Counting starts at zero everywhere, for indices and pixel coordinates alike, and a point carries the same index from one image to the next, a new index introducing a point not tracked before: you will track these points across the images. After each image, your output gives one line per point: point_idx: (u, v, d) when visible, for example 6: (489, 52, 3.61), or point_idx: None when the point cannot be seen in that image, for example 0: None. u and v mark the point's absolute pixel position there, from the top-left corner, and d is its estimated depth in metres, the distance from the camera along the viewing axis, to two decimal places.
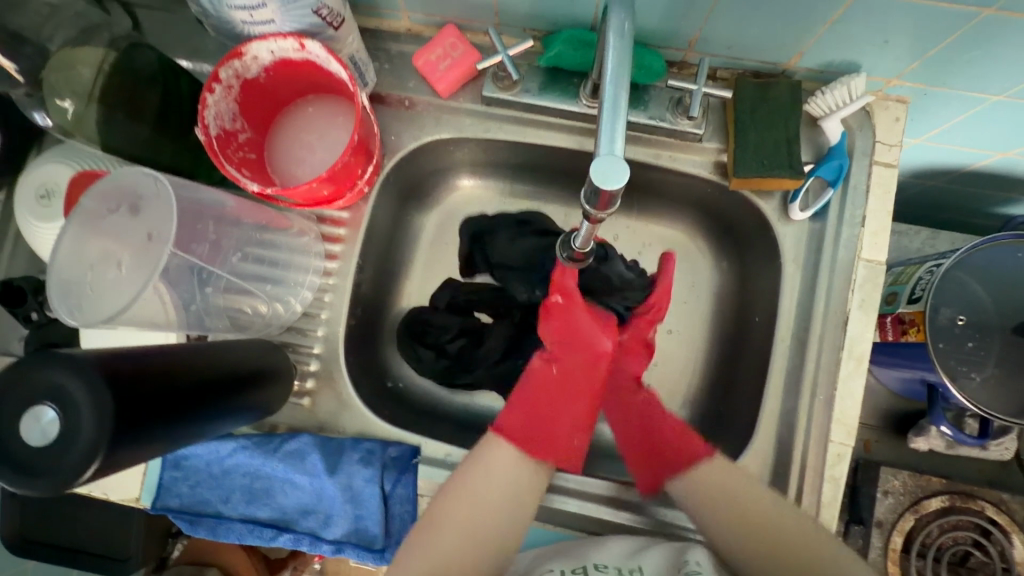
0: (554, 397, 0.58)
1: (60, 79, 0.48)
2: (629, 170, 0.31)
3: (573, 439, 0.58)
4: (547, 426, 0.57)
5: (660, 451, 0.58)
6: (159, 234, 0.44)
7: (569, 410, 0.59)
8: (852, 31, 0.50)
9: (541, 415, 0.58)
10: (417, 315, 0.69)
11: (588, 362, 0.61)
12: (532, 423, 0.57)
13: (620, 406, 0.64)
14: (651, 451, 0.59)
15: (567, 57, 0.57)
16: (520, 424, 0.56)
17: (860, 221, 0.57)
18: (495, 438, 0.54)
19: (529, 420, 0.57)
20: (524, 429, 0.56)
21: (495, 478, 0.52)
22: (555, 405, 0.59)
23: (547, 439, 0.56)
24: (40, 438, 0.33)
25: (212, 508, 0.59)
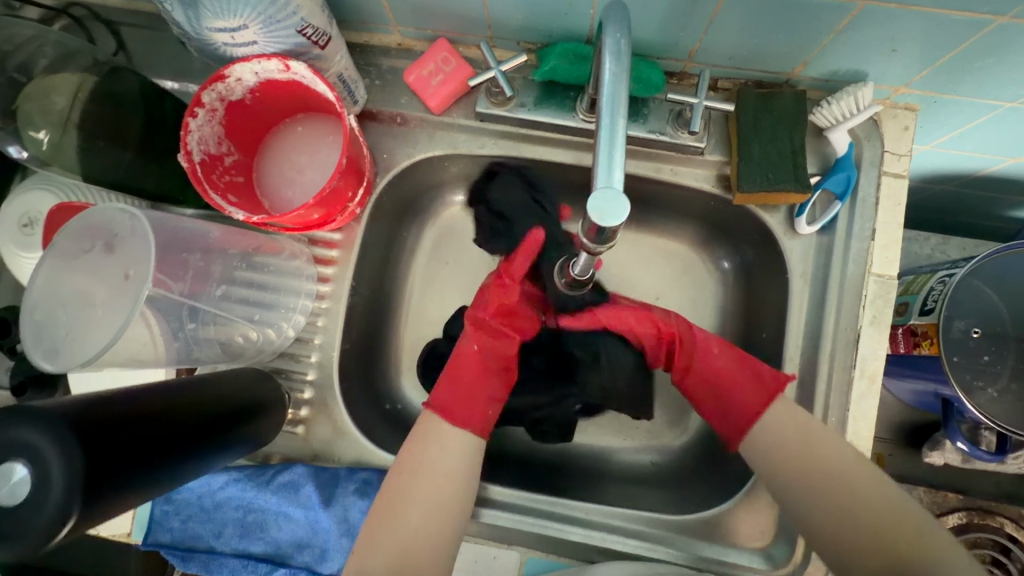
0: (474, 368, 0.58)
1: (36, 108, 0.46)
2: (629, 205, 0.30)
3: (485, 408, 0.56)
4: (467, 393, 0.56)
5: (727, 394, 0.56)
6: (135, 272, 0.43)
7: (487, 381, 0.58)
8: (859, 40, 0.48)
9: (465, 385, 0.56)
10: (435, 350, 0.69)
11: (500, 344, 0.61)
12: (457, 390, 0.56)
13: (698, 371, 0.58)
14: (720, 388, 0.56)
15: (562, 70, 0.55)
16: (451, 395, 0.55)
17: (870, 235, 0.55)
18: (427, 413, 0.54)
19: (457, 390, 0.56)
20: (452, 399, 0.55)
21: (437, 458, 0.51)
22: (478, 379, 0.57)
23: (463, 403, 0.55)
24: (8, 497, 0.31)
25: (204, 543, 0.57)
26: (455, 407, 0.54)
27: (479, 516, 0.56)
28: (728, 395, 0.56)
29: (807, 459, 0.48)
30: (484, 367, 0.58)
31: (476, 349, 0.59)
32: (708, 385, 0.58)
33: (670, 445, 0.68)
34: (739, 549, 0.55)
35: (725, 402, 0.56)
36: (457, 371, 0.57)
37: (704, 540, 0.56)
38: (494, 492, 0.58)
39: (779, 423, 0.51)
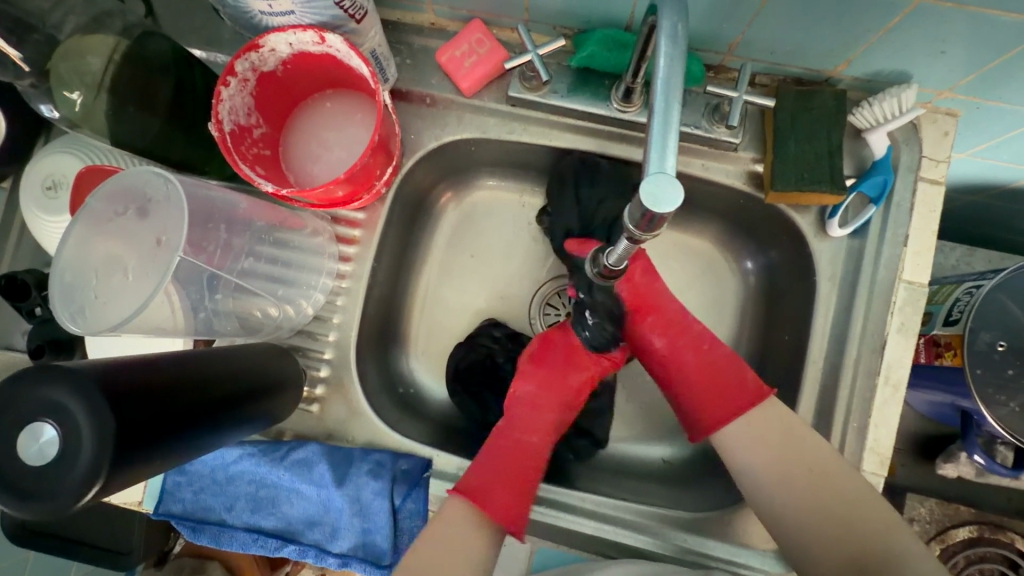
0: (507, 460, 0.54)
1: (69, 70, 0.46)
2: (682, 192, 0.29)
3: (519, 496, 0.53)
4: (497, 486, 0.52)
5: (720, 390, 0.54)
6: (168, 240, 0.43)
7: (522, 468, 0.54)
8: (907, 40, 0.47)
9: (497, 476, 0.53)
10: (460, 364, 0.66)
11: (538, 435, 0.58)
12: (487, 483, 0.52)
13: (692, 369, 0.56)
14: (711, 386, 0.55)
15: (600, 58, 0.54)
16: (479, 485, 0.52)
17: (903, 241, 0.54)
18: (452, 501, 0.51)
19: (483, 476, 0.52)
20: (486, 484, 0.52)
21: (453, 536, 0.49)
22: (512, 475, 0.53)
23: (492, 495, 0.51)
24: (37, 457, 0.31)
25: (215, 516, 0.57)
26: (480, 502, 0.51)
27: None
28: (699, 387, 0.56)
29: (784, 456, 0.50)
30: (517, 456, 0.55)
31: (513, 438, 0.56)
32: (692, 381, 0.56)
33: (683, 443, 0.68)
34: (751, 550, 0.54)
35: (708, 395, 0.55)
36: (487, 455, 0.55)
37: (717, 539, 0.55)
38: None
39: (765, 418, 0.52)
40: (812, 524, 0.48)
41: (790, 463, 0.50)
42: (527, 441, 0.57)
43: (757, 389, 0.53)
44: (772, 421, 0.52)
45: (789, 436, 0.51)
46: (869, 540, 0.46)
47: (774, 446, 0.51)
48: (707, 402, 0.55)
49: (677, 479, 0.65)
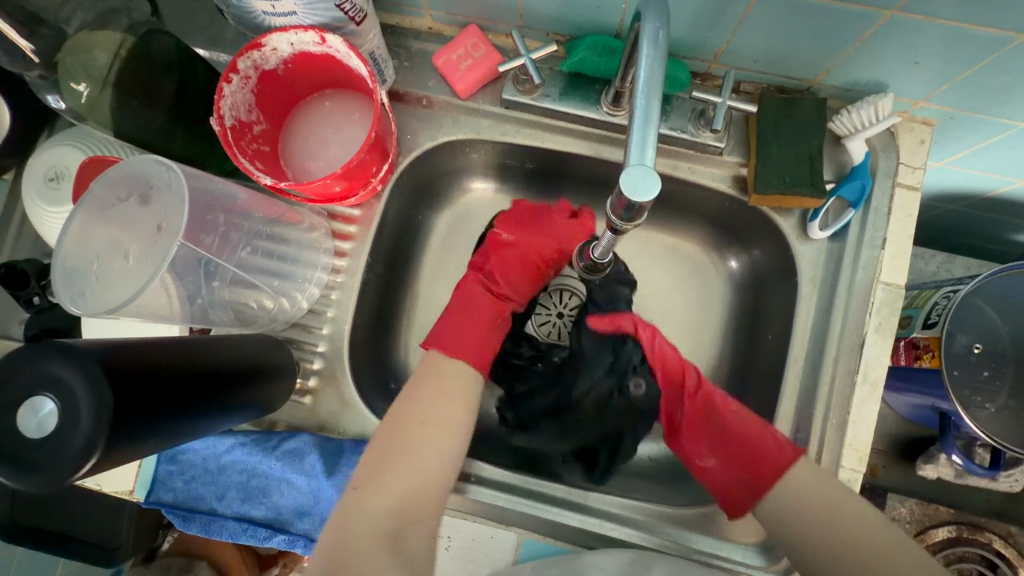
0: (479, 313, 0.60)
1: (75, 62, 0.48)
2: (659, 181, 0.31)
3: (489, 344, 0.59)
4: (473, 335, 0.59)
5: (754, 458, 0.54)
6: (168, 224, 0.45)
7: (490, 333, 0.60)
8: (883, 50, 0.49)
9: (472, 323, 0.59)
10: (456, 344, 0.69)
11: (495, 309, 0.62)
12: (463, 319, 0.59)
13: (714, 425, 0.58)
14: (738, 460, 0.55)
15: (590, 62, 0.56)
16: (450, 334, 0.58)
17: (881, 244, 0.56)
18: (431, 356, 0.57)
19: (457, 322, 0.59)
20: (450, 339, 0.58)
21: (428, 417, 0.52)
22: (485, 317, 0.60)
23: (466, 341, 0.58)
24: (37, 430, 0.32)
25: (206, 505, 0.58)
26: (446, 346, 0.57)
27: (463, 489, 0.58)
28: (722, 449, 0.57)
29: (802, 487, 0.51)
30: (491, 315, 0.61)
31: (490, 300, 0.61)
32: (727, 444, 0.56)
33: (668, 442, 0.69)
34: (733, 544, 0.56)
35: (734, 472, 0.55)
36: (464, 310, 0.60)
37: (699, 533, 0.57)
38: (497, 471, 0.60)
39: (802, 488, 0.51)
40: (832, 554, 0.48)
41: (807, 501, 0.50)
42: (487, 297, 0.62)
43: (780, 455, 0.52)
44: (801, 475, 0.51)
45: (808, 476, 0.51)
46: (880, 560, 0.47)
47: (799, 492, 0.51)
48: (744, 465, 0.54)
49: (662, 476, 0.66)
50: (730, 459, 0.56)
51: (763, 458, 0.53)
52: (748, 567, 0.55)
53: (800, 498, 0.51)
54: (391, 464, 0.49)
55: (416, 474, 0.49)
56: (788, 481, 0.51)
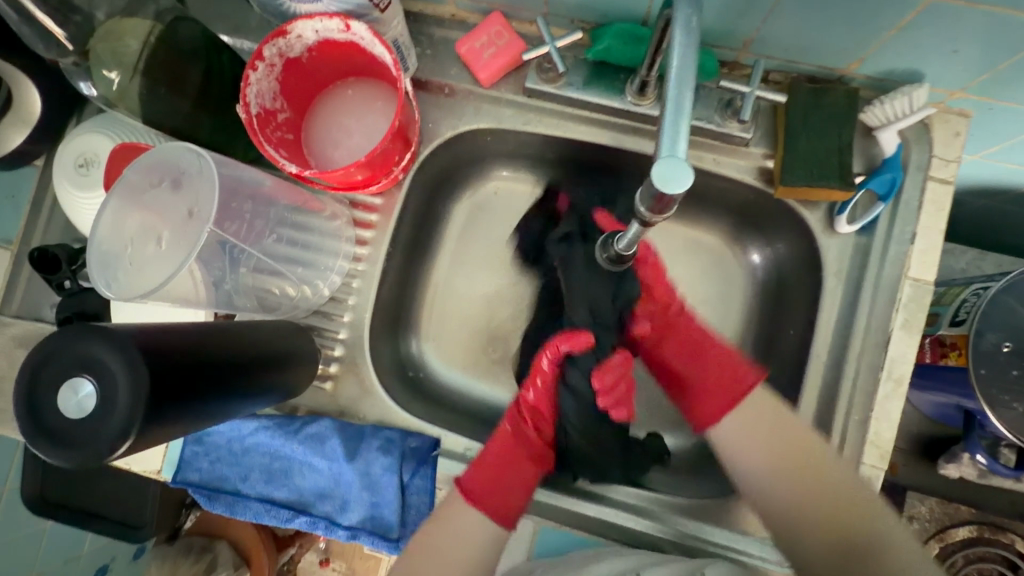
0: (507, 452, 0.56)
1: (106, 49, 0.48)
2: (692, 175, 0.31)
3: (518, 497, 0.55)
4: (501, 479, 0.55)
5: (714, 381, 0.56)
6: (199, 210, 0.46)
7: (520, 470, 0.56)
8: (919, 39, 0.47)
9: (505, 468, 0.55)
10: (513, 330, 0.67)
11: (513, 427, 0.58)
12: (492, 478, 0.55)
13: (692, 350, 0.58)
14: (709, 382, 0.57)
15: (615, 51, 0.56)
16: (485, 481, 0.54)
17: (910, 239, 0.55)
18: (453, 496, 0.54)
19: (487, 476, 0.55)
20: (483, 483, 0.54)
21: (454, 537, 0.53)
22: (513, 465, 0.56)
23: (496, 491, 0.54)
24: (77, 409, 0.33)
25: (231, 485, 0.59)
26: (482, 497, 0.54)
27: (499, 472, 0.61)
28: (700, 370, 0.57)
29: (784, 454, 0.53)
30: (512, 454, 0.56)
31: (507, 436, 0.57)
32: (708, 387, 0.57)
33: (685, 434, 0.69)
34: (750, 538, 0.56)
35: (704, 391, 0.57)
36: (491, 450, 0.56)
37: (716, 526, 0.57)
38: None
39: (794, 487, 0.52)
40: (807, 515, 0.51)
41: (776, 458, 0.53)
42: (505, 432, 0.57)
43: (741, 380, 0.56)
44: (760, 412, 0.54)
45: (777, 431, 0.53)
46: (848, 504, 0.50)
47: (780, 451, 0.53)
48: (698, 397, 0.57)
49: (679, 469, 0.66)
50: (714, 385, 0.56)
51: (717, 382, 0.56)
52: (765, 561, 0.55)
53: (762, 456, 0.53)
54: (447, 533, 0.53)
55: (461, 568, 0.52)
56: (744, 411, 0.55)
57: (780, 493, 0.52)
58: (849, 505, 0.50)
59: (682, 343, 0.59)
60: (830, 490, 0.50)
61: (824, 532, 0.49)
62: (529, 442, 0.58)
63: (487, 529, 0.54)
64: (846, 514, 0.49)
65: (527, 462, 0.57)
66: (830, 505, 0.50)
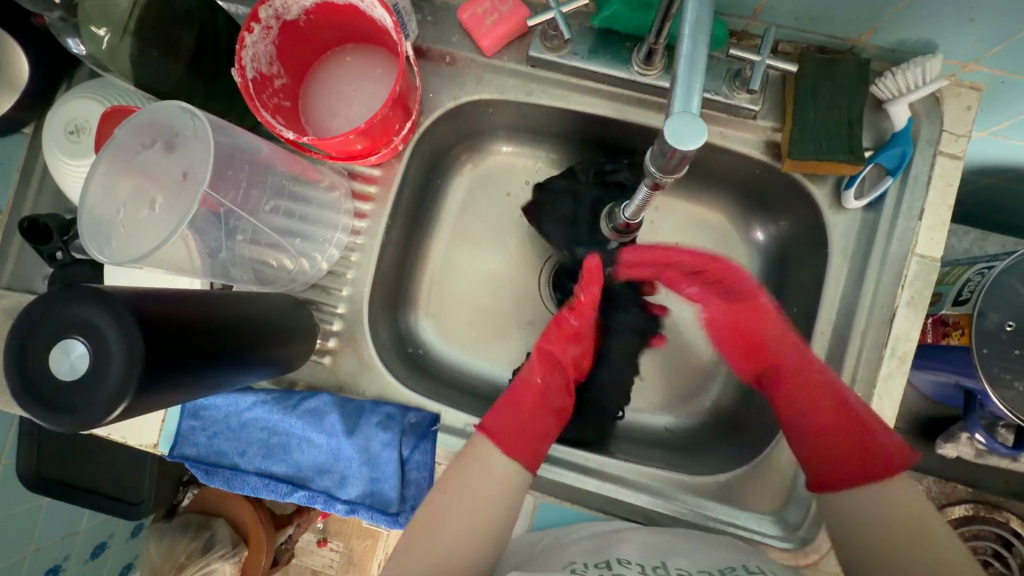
0: (529, 399, 0.59)
1: (94, 6, 0.46)
2: (706, 130, 0.29)
3: (542, 442, 0.58)
4: (525, 426, 0.57)
5: (835, 454, 0.54)
6: (193, 172, 0.44)
7: (542, 418, 0.59)
8: (934, 7, 0.46)
9: (529, 421, 0.58)
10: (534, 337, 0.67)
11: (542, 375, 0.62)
12: (514, 424, 0.57)
13: (802, 385, 0.57)
14: (836, 432, 0.54)
15: (623, 17, 0.54)
16: (507, 426, 0.56)
17: (918, 215, 0.54)
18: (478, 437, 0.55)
19: (512, 421, 0.57)
20: (506, 427, 0.56)
21: (474, 486, 0.53)
22: (534, 417, 0.59)
23: (523, 441, 0.56)
24: (69, 372, 0.32)
25: (228, 460, 0.59)
26: (508, 442, 0.55)
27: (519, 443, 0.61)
28: (832, 447, 0.54)
29: (901, 505, 0.50)
30: (535, 399, 0.60)
31: (535, 381, 0.61)
32: (824, 438, 0.55)
33: (684, 413, 0.69)
34: (750, 513, 0.56)
35: (830, 445, 0.54)
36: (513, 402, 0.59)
37: (716, 501, 0.57)
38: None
39: (903, 493, 0.51)
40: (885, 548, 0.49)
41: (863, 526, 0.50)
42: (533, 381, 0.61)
43: (891, 459, 0.53)
44: (887, 481, 0.52)
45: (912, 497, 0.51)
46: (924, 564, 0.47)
47: (899, 489, 0.52)
48: (829, 467, 0.53)
49: (678, 447, 0.66)
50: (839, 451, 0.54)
51: (845, 453, 0.54)
52: (764, 536, 0.55)
53: (890, 485, 0.52)
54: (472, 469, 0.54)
55: (482, 505, 0.53)
56: (887, 484, 0.52)
57: (858, 520, 0.50)
58: (919, 530, 0.49)
59: (808, 396, 0.57)
60: (909, 522, 0.49)
61: (908, 538, 0.48)
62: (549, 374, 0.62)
63: (512, 469, 0.55)
64: (915, 535, 0.48)
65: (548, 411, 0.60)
66: (903, 534, 0.49)
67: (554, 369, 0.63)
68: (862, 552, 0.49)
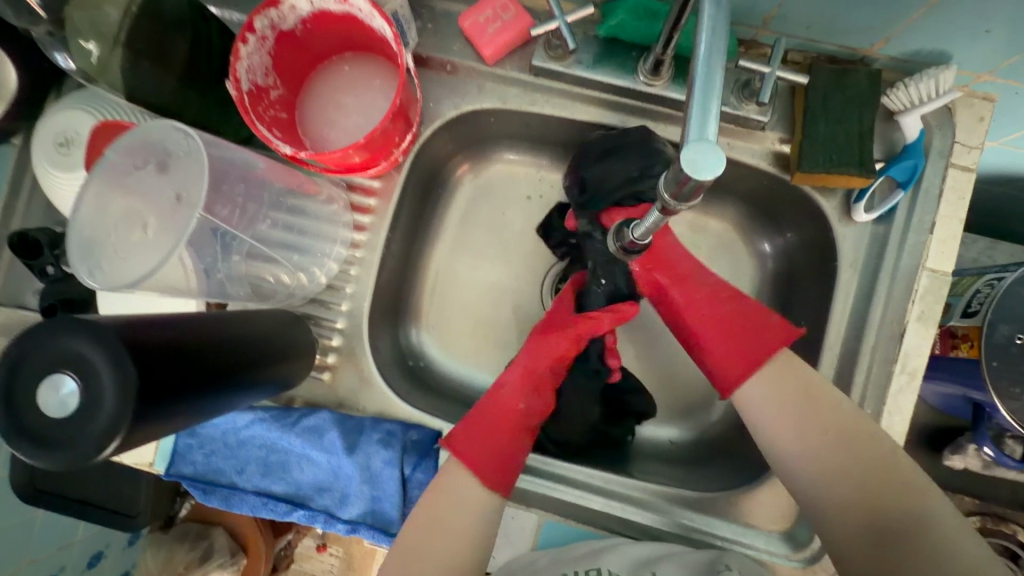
0: (506, 420, 0.52)
1: (84, 18, 0.45)
2: (724, 159, 0.28)
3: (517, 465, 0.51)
4: (499, 449, 0.50)
5: (727, 339, 0.52)
6: (187, 194, 0.43)
7: (518, 440, 0.52)
8: (950, 18, 0.45)
9: (505, 441, 0.51)
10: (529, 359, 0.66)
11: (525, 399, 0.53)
12: (481, 440, 0.50)
13: (682, 289, 0.55)
14: (736, 331, 0.52)
15: (630, 26, 0.53)
16: (478, 444, 0.50)
17: (929, 228, 0.53)
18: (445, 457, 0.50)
19: (480, 435, 0.50)
20: (476, 449, 0.50)
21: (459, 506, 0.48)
22: (507, 435, 0.51)
23: (494, 460, 0.50)
24: (59, 409, 0.31)
25: (226, 478, 0.57)
26: (469, 460, 0.49)
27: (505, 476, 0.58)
28: (727, 343, 0.52)
29: (848, 454, 0.45)
30: (513, 419, 0.52)
31: (516, 405, 0.52)
32: (708, 321, 0.53)
33: (689, 425, 0.68)
34: (757, 531, 0.55)
35: (732, 343, 0.52)
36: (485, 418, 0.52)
37: (722, 519, 0.56)
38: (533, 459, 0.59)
39: (805, 419, 0.48)
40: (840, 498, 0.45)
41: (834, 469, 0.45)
42: (512, 403, 0.52)
43: (783, 332, 0.50)
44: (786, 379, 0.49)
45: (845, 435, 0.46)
46: (907, 523, 0.42)
47: (789, 398, 0.48)
48: (728, 352, 0.52)
49: (683, 461, 0.65)
50: (728, 339, 0.52)
51: (749, 340, 0.51)
52: (771, 553, 0.55)
53: (817, 436, 0.47)
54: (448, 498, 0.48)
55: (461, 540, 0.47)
56: (784, 380, 0.49)
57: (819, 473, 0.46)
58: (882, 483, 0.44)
59: (715, 313, 0.53)
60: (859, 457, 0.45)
61: (828, 460, 0.46)
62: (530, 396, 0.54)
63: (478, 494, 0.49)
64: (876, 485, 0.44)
65: (526, 432, 0.53)
66: (881, 484, 0.44)
67: (536, 392, 0.54)
68: (821, 504, 0.46)
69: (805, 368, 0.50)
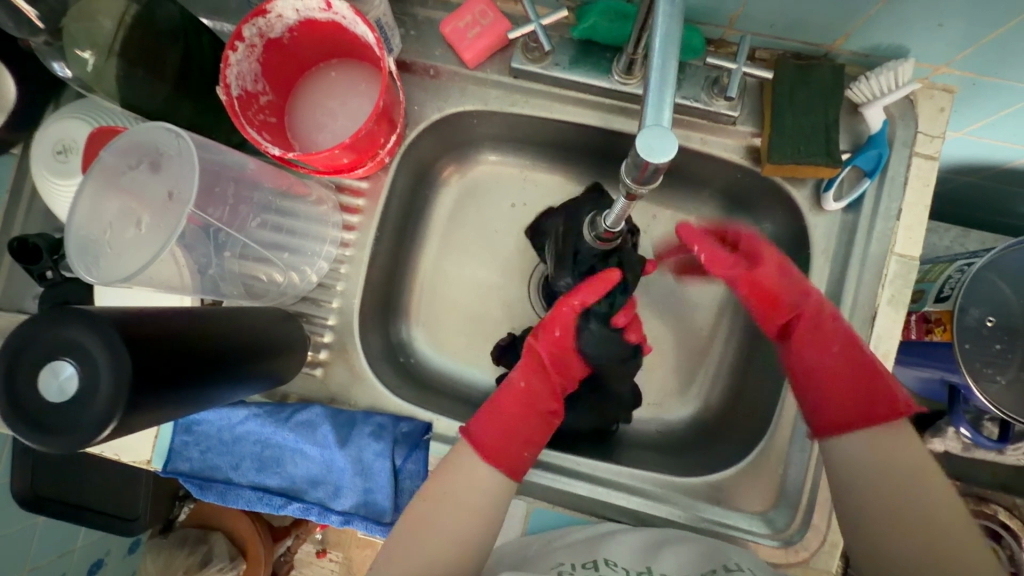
0: (512, 403, 0.55)
1: (80, 29, 0.47)
2: (677, 144, 0.31)
3: (526, 450, 0.54)
4: (506, 432, 0.53)
5: (855, 398, 0.50)
6: (178, 193, 0.45)
7: (527, 423, 0.55)
8: (903, 13, 0.47)
9: (512, 424, 0.54)
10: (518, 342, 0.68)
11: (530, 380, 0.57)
12: (501, 428, 0.53)
13: (816, 331, 0.54)
14: (851, 386, 0.51)
15: (602, 29, 0.55)
16: (489, 427, 0.53)
17: (896, 215, 0.55)
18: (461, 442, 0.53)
19: (500, 424, 0.54)
20: (487, 433, 0.53)
21: (463, 484, 0.50)
22: (517, 417, 0.55)
23: (505, 443, 0.53)
24: (58, 394, 0.33)
25: (222, 474, 0.59)
26: (483, 442, 0.52)
27: None
28: (829, 395, 0.52)
29: (890, 487, 0.45)
30: (518, 402, 0.55)
31: (521, 386, 0.57)
32: (839, 373, 0.52)
33: (674, 415, 0.70)
34: (740, 513, 0.57)
35: (835, 402, 0.51)
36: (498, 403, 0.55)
37: (705, 502, 0.57)
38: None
39: (909, 451, 0.46)
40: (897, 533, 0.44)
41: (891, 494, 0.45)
42: (517, 385, 0.57)
43: (896, 403, 0.48)
44: (896, 446, 0.47)
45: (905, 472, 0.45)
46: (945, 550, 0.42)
47: (876, 445, 0.47)
48: (835, 411, 0.51)
49: (670, 449, 0.67)
50: (831, 395, 0.51)
51: (867, 398, 0.49)
52: (757, 537, 0.55)
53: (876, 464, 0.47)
54: (455, 478, 0.51)
55: (464, 517, 0.49)
56: (898, 428, 0.47)
57: (873, 493, 0.46)
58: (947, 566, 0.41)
59: (838, 362, 0.52)
60: (926, 521, 0.43)
61: (917, 538, 0.43)
62: (536, 380, 0.58)
63: (495, 479, 0.51)
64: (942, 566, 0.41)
65: (530, 414, 0.55)
66: (933, 524, 0.43)
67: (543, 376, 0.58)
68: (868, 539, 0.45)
69: (913, 439, 0.47)
